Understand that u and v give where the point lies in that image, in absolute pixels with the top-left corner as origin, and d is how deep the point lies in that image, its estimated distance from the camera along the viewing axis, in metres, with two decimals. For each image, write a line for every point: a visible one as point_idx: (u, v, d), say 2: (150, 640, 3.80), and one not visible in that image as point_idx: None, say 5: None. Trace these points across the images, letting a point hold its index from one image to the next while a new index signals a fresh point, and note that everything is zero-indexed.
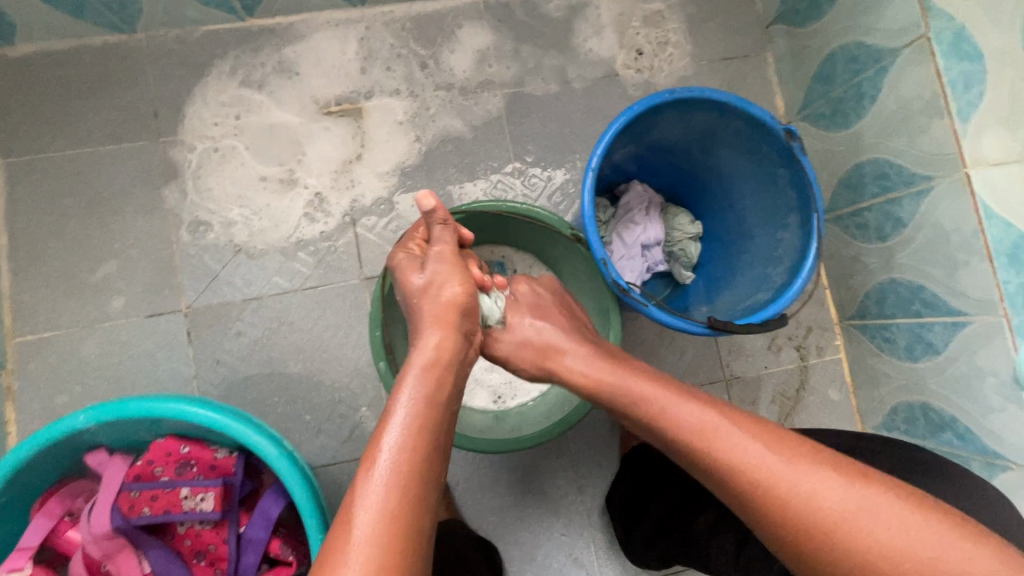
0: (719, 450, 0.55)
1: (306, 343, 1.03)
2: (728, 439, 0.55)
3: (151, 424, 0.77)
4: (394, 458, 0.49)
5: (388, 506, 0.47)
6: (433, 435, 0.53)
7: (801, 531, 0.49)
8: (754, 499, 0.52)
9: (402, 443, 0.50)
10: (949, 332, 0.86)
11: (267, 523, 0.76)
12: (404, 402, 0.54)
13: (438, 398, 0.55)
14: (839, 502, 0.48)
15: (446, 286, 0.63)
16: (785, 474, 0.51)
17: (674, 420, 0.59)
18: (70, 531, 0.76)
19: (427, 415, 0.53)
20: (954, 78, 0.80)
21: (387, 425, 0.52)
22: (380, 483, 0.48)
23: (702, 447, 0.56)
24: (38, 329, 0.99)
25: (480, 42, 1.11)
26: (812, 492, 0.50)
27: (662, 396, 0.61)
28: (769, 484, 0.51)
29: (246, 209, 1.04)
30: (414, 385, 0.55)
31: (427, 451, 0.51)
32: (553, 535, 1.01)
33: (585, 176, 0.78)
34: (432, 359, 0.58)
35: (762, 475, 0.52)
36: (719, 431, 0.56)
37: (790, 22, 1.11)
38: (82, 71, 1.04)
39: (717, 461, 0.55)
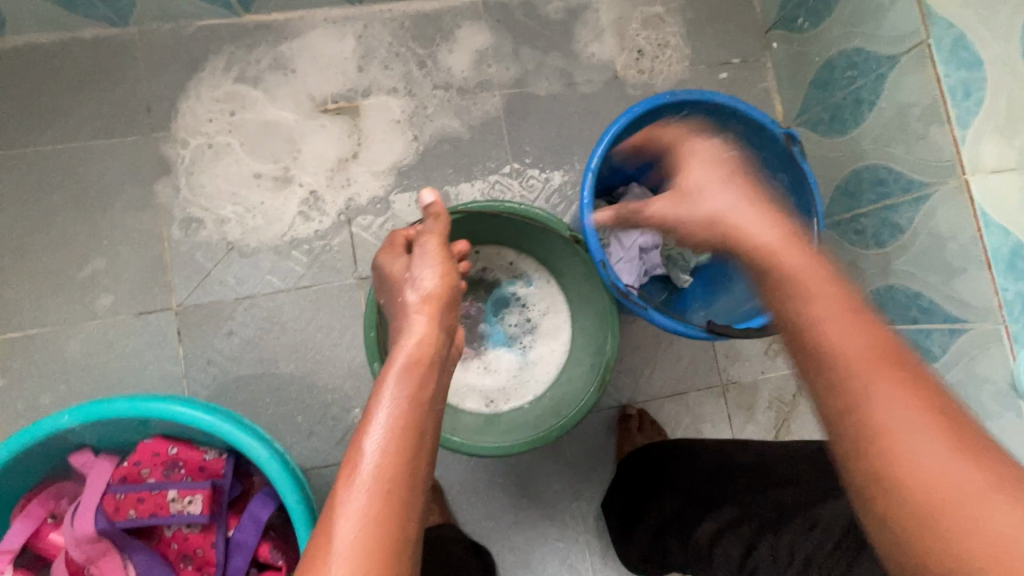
0: (845, 353, 0.47)
1: (299, 344, 1.01)
2: (858, 352, 0.47)
3: (138, 424, 0.75)
4: (376, 462, 0.46)
5: (372, 512, 0.44)
6: (416, 437, 0.49)
7: (873, 445, 0.43)
8: (841, 401, 0.46)
9: (386, 448, 0.47)
10: (947, 339, 0.85)
11: (256, 527, 0.75)
12: (386, 401, 0.50)
13: (422, 398, 0.51)
14: (944, 465, 0.40)
15: (432, 275, 0.60)
16: (899, 393, 0.44)
17: (821, 330, 0.50)
18: (53, 535, 0.74)
19: (410, 416, 0.50)
20: (953, 85, 0.80)
21: (369, 425, 0.49)
22: (362, 488, 0.45)
23: (826, 343, 0.49)
24: (24, 327, 0.97)
25: (479, 43, 1.10)
26: (909, 425, 0.42)
27: (828, 296, 0.53)
28: (880, 396, 0.44)
29: (239, 206, 1.02)
30: (397, 383, 0.51)
31: (411, 455, 0.47)
32: (547, 540, 1.00)
33: (586, 177, 0.78)
34: (414, 357, 0.54)
35: (876, 388, 0.44)
36: (858, 347, 0.47)
37: (788, 28, 1.11)
38: (73, 64, 1.02)
39: (831, 358, 0.48)
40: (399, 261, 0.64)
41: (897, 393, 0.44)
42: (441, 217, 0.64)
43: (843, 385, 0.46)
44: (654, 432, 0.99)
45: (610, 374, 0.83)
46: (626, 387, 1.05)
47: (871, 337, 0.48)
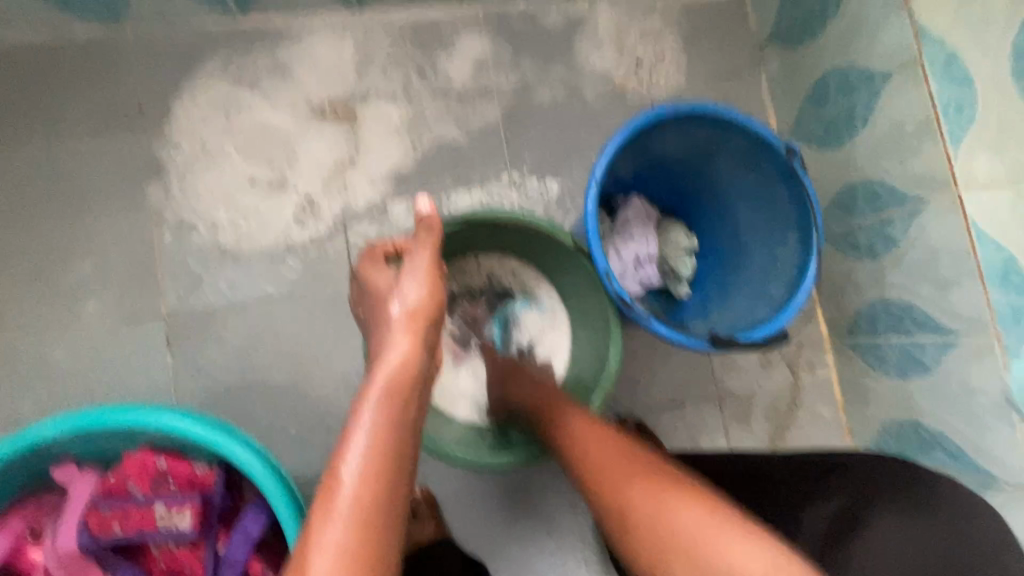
0: (604, 476, 0.60)
1: (292, 352, 0.99)
2: (612, 466, 0.61)
3: (126, 435, 0.72)
4: (355, 492, 0.43)
5: (350, 547, 0.40)
6: (397, 461, 0.46)
7: (663, 558, 0.51)
8: (619, 521, 0.56)
9: (366, 477, 0.44)
10: (940, 351, 0.87)
11: (247, 542, 0.72)
12: (364, 424, 0.47)
13: (404, 423, 0.48)
14: (687, 525, 0.50)
15: (420, 294, 0.58)
16: (639, 490, 0.56)
17: (591, 457, 0.63)
18: (35, 555, 0.71)
19: (392, 439, 0.47)
20: (946, 102, 0.82)
21: (347, 449, 0.45)
22: (341, 520, 0.42)
23: (596, 472, 0.61)
24: (4, 332, 0.94)
25: (479, 51, 1.11)
26: (659, 507, 0.53)
27: (566, 425, 0.71)
28: (631, 504, 0.55)
29: (233, 211, 1.00)
30: (377, 406, 0.48)
31: (393, 480, 0.45)
32: (544, 553, 0.98)
33: (590, 187, 0.77)
34: (396, 377, 0.51)
35: (637, 503, 0.55)
36: (608, 461, 0.62)
37: (783, 43, 1.13)
38: (64, 63, 1.00)
39: (600, 486, 0.60)
40: (385, 275, 0.62)
41: (639, 491, 0.55)
42: (434, 229, 0.62)
43: (617, 503, 0.57)
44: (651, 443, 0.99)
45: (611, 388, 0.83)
46: (624, 397, 1.04)
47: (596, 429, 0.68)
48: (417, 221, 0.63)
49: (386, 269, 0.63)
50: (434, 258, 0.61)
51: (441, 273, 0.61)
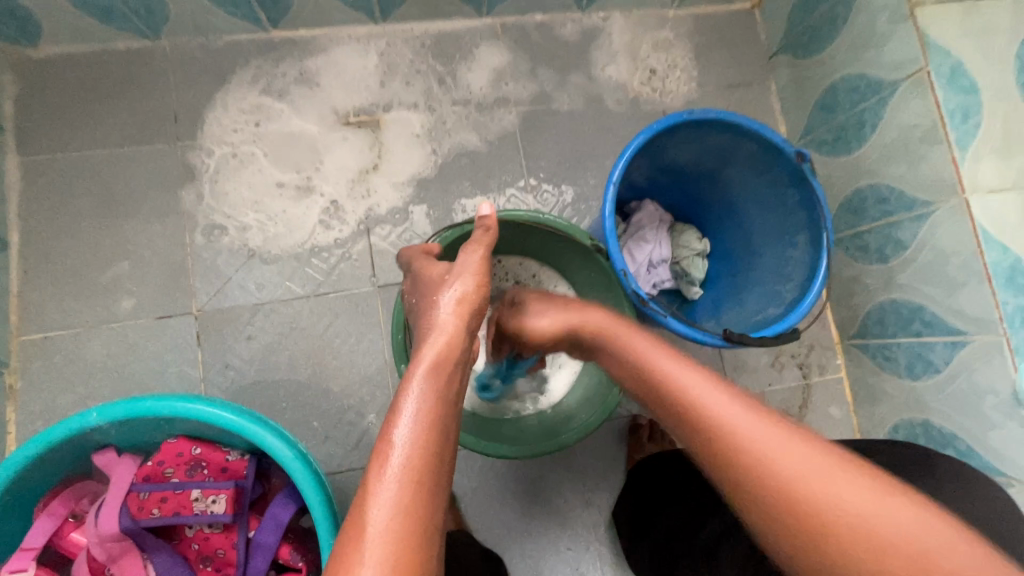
0: (722, 425, 0.43)
1: (317, 349, 1.03)
2: (732, 415, 0.43)
3: (163, 423, 0.76)
4: (405, 456, 0.46)
5: (402, 503, 0.43)
6: (444, 429, 0.49)
7: (765, 491, 0.40)
8: (731, 480, 0.42)
9: (416, 441, 0.47)
10: (949, 351, 0.88)
11: (277, 529, 0.75)
12: (412, 396, 0.50)
13: (449, 396, 0.52)
14: (797, 464, 0.40)
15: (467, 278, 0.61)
16: (781, 457, 0.40)
17: (649, 366, 0.50)
18: (75, 534, 0.75)
19: (438, 409, 0.50)
20: (952, 109, 0.84)
21: (398, 417, 0.49)
22: (393, 479, 0.44)
23: (701, 422, 0.44)
24: (45, 328, 0.98)
25: (497, 61, 1.15)
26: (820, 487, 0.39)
27: (644, 353, 0.52)
28: (773, 469, 0.40)
29: (261, 214, 1.05)
30: (423, 378, 0.52)
31: (440, 446, 0.48)
32: (559, 549, 1.00)
33: (607, 189, 0.80)
34: (440, 356, 0.54)
35: (735, 429, 0.43)
36: (724, 405, 0.44)
37: (792, 54, 1.16)
38: (105, 74, 1.05)
39: (707, 439, 0.44)
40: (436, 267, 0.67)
41: (783, 456, 0.40)
42: (490, 227, 0.65)
43: (733, 462, 0.42)
44: (664, 441, 1.01)
45: (630, 379, 0.82)
46: None
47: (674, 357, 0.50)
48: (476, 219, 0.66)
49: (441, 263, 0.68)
50: (488, 252, 0.64)
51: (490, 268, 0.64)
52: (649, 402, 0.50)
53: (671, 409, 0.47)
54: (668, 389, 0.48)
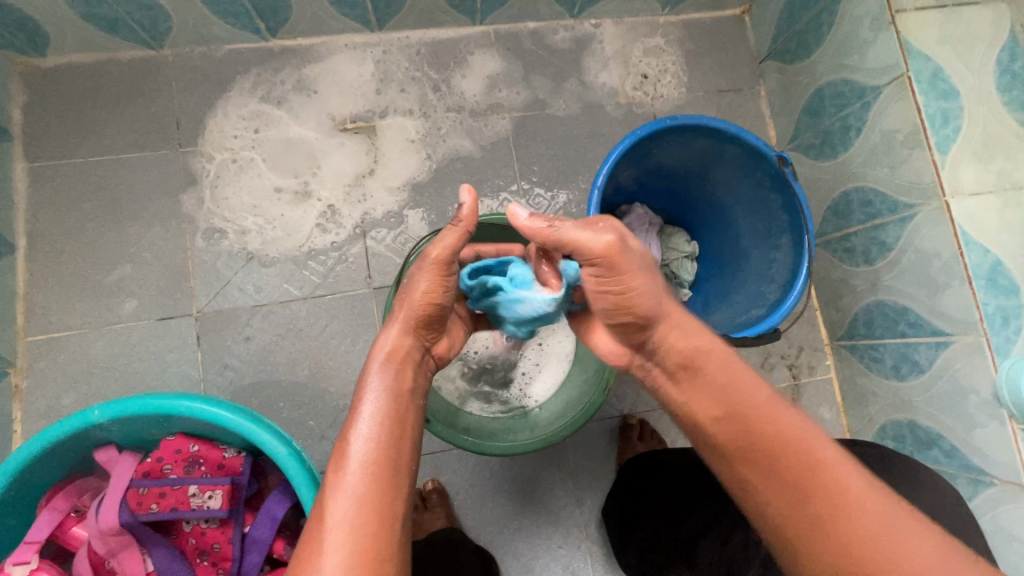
0: (865, 508, 0.48)
1: (314, 350, 1.05)
2: (867, 498, 0.49)
3: (162, 421, 0.78)
4: (362, 453, 0.53)
5: (359, 494, 0.51)
6: (397, 425, 0.57)
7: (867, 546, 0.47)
8: (855, 555, 0.47)
9: (370, 436, 0.55)
10: (933, 351, 0.90)
11: (272, 523, 0.78)
12: (369, 396, 0.58)
13: (401, 393, 0.60)
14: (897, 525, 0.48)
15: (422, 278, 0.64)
16: (918, 545, 0.47)
17: (768, 417, 0.54)
18: (76, 528, 0.77)
19: (391, 407, 0.58)
20: (933, 113, 0.86)
21: (357, 417, 0.57)
22: (354, 471, 0.52)
23: (841, 499, 0.49)
24: (50, 329, 1.01)
25: (491, 69, 1.17)
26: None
27: (765, 407, 0.55)
28: (905, 556, 0.46)
29: (260, 218, 1.07)
30: (377, 378, 0.60)
31: (394, 440, 0.55)
32: (550, 547, 1.02)
33: (591, 193, 0.83)
34: (390, 355, 0.62)
35: (851, 487, 0.49)
36: (860, 488, 0.49)
37: (781, 60, 1.18)
38: (109, 82, 1.08)
39: (843, 510, 0.49)
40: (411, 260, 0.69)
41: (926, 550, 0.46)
42: (460, 226, 0.62)
43: (868, 544, 0.47)
44: (654, 441, 1.03)
45: (614, 377, 0.86)
46: (627, 396, 1.09)
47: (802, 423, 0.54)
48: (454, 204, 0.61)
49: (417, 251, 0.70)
50: (451, 256, 0.63)
51: (450, 272, 0.64)
52: (765, 461, 0.53)
53: (807, 478, 0.51)
54: (801, 455, 0.52)
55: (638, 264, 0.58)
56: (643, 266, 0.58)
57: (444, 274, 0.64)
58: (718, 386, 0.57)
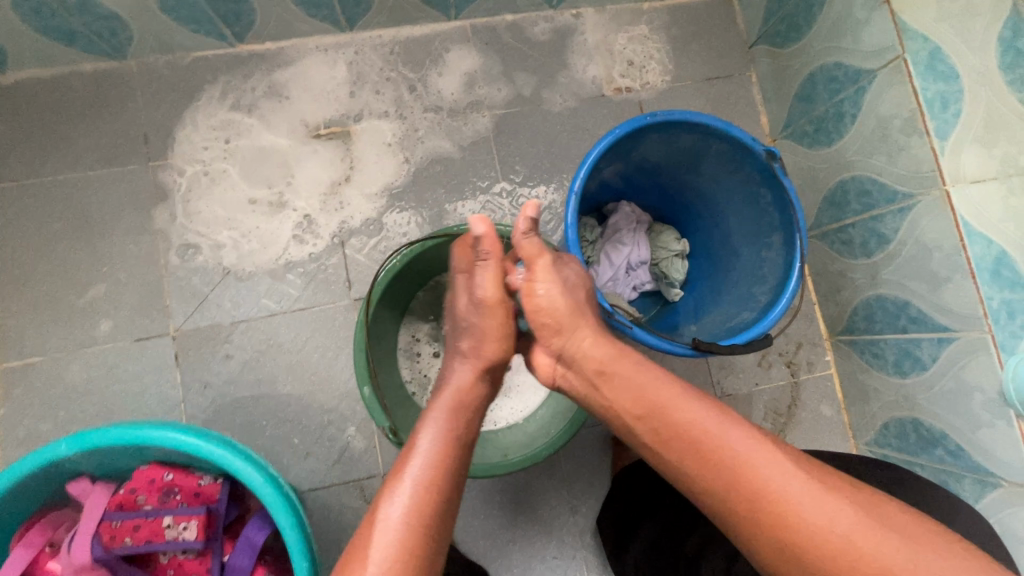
0: (767, 483, 0.50)
1: (296, 366, 1.02)
2: (783, 476, 0.50)
3: (135, 451, 0.76)
4: (407, 496, 0.53)
5: (408, 530, 0.50)
6: (453, 472, 0.56)
7: (771, 518, 0.49)
8: (787, 538, 0.48)
9: (417, 483, 0.53)
10: (936, 348, 0.86)
11: (251, 551, 0.75)
12: (428, 435, 0.58)
13: (459, 439, 0.59)
14: (799, 493, 0.49)
15: (494, 318, 0.67)
16: (842, 515, 0.47)
17: (676, 412, 0.57)
18: (51, 563, 0.75)
19: (448, 451, 0.57)
20: (931, 98, 0.81)
21: (411, 455, 0.56)
22: (394, 518, 0.51)
23: (742, 475, 0.51)
24: (24, 354, 0.99)
25: (468, 65, 1.13)
26: (876, 541, 0.46)
27: (672, 402, 0.57)
28: (833, 530, 0.47)
29: (235, 231, 1.04)
30: (439, 422, 0.60)
31: (446, 490, 0.54)
32: (544, 557, 1.00)
33: (569, 198, 0.78)
34: (458, 402, 0.63)
35: (752, 464, 0.51)
36: (776, 467, 0.51)
37: (771, 43, 1.13)
38: (74, 97, 1.05)
39: (748, 488, 0.51)
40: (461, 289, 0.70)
41: (846, 516, 0.47)
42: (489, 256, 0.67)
43: (799, 523, 0.48)
44: None
45: None
46: None
47: (709, 409, 0.56)
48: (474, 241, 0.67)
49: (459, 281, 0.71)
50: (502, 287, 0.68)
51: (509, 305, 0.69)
52: (676, 453, 0.56)
53: (725, 469, 0.52)
54: (714, 446, 0.53)
55: (553, 272, 0.67)
56: (565, 284, 0.67)
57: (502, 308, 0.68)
58: (632, 387, 0.60)
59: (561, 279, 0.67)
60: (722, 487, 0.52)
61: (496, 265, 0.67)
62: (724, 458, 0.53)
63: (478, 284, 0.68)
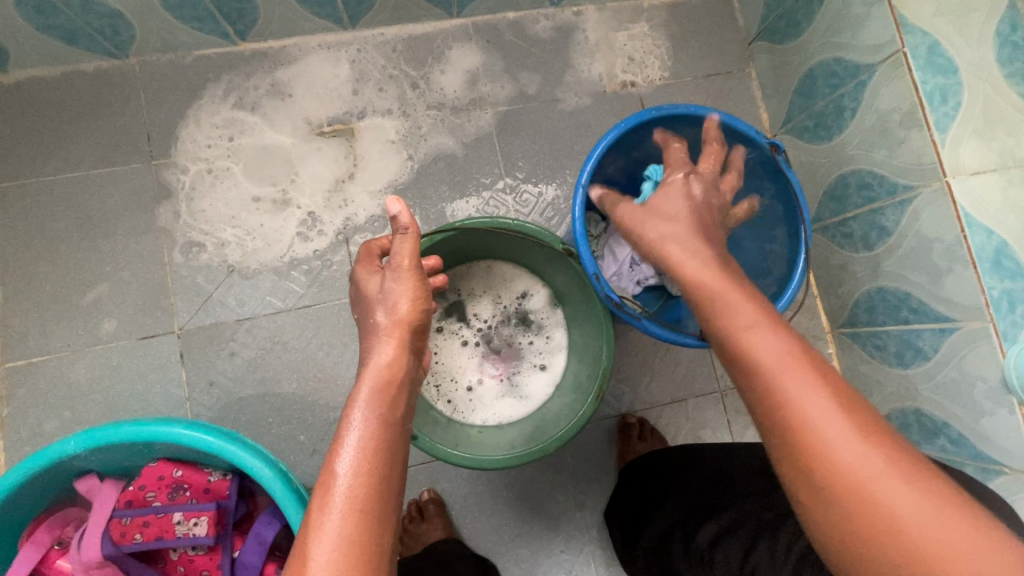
0: (818, 420, 0.44)
1: (302, 363, 1.02)
2: (841, 433, 0.43)
3: (143, 448, 0.76)
4: (350, 483, 0.46)
5: (349, 534, 0.43)
6: (390, 457, 0.48)
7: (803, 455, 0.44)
8: (813, 474, 0.43)
9: (358, 472, 0.46)
10: (937, 338, 0.87)
11: (261, 547, 0.75)
12: (356, 423, 0.50)
13: (391, 422, 0.51)
14: (849, 449, 0.42)
15: (406, 289, 0.59)
16: (891, 479, 0.41)
17: (748, 335, 0.50)
18: (60, 561, 0.75)
19: (384, 436, 0.50)
20: (930, 91, 0.82)
21: (341, 445, 0.48)
22: (337, 512, 0.44)
23: (796, 405, 0.45)
24: (29, 354, 0.98)
25: (470, 63, 1.13)
26: (921, 517, 0.39)
27: (749, 327, 0.50)
28: (863, 485, 0.41)
29: (239, 229, 1.04)
30: (368, 405, 0.51)
31: (386, 477, 0.47)
32: (552, 552, 1.00)
33: (576, 193, 0.79)
34: (382, 381, 0.53)
35: (810, 401, 0.44)
36: (826, 410, 0.44)
37: (770, 40, 1.14)
38: (75, 96, 1.04)
39: (796, 417, 0.44)
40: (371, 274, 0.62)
41: (894, 483, 0.40)
42: (410, 231, 0.60)
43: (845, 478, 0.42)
44: (654, 440, 1.00)
45: (605, 384, 0.84)
46: (625, 395, 1.06)
47: (792, 346, 0.48)
48: (388, 220, 0.60)
49: (373, 268, 0.63)
50: (416, 258, 0.60)
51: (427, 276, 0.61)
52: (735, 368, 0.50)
53: (775, 405, 0.46)
54: (773, 374, 0.47)
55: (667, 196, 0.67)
56: (675, 208, 0.66)
57: (421, 279, 0.60)
58: (722, 307, 0.53)
59: (672, 202, 0.67)
60: (770, 424, 0.46)
61: (418, 238, 0.60)
62: (781, 386, 0.46)
63: (394, 257, 0.60)
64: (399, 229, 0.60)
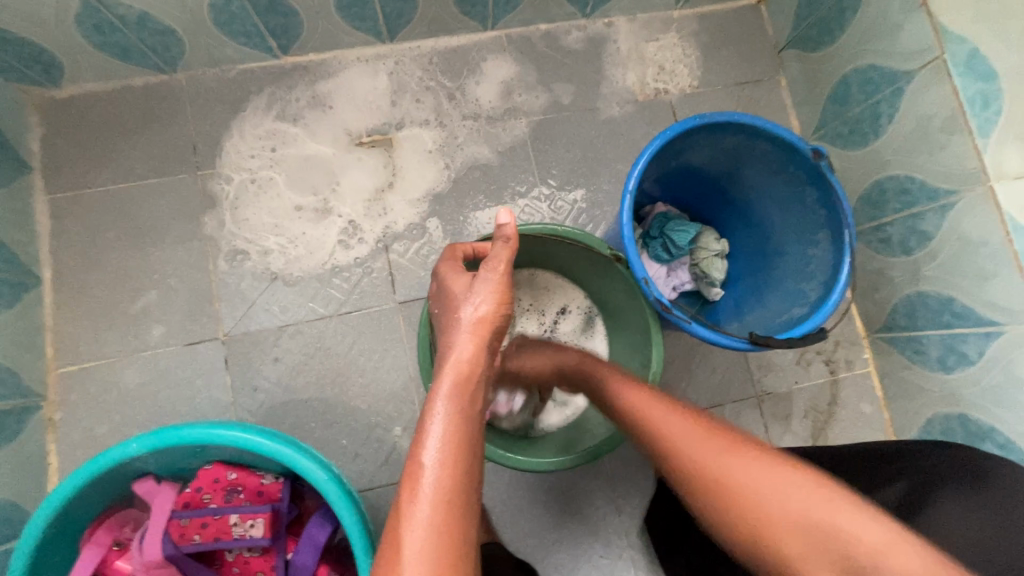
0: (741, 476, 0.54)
1: (342, 368, 1.04)
2: (761, 475, 0.53)
3: (199, 450, 0.78)
4: (436, 473, 0.47)
5: (436, 522, 0.45)
6: (469, 450, 0.50)
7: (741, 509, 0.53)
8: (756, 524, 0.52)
9: (443, 461, 0.48)
10: (982, 342, 0.87)
11: (315, 549, 0.76)
12: (439, 415, 0.51)
13: (472, 415, 0.52)
14: (770, 491, 0.52)
15: (490, 290, 0.60)
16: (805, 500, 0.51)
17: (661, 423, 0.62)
18: (119, 562, 0.77)
19: (464, 427, 0.51)
20: (971, 96, 0.83)
21: (426, 433, 0.50)
22: (426, 500, 0.46)
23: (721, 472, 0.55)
24: (80, 360, 1.01)
25: (505, 73, 1.16)
26: (842, 527, 0.48)
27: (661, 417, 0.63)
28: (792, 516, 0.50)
29: (282, 237, 1.07)
30: (449, 398, 0.52)
31: (466, 469, 0.49)
32: (592, 557, 1.00)
33: (623, 199, 0.80)
34: (460, 374, 0.54)
35: (726, 461, 0.56)
36: (741, 465, 0.55)
37: (801, 48, 1.15)
38: (126, 110, 1.08)
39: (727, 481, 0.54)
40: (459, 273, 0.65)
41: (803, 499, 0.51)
42: (510, 242, 0.61)
43: (758, 515, 0.52)
44: None
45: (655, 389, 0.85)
46: None
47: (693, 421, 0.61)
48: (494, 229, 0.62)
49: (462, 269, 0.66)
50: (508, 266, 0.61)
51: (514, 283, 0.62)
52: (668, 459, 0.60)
53: (713, 477, 0.56)
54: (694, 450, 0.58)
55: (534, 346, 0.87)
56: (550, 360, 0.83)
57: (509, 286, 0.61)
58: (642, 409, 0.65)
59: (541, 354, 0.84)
60: (703, 492, 0.56)
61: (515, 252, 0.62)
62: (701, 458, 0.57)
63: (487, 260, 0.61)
64: (499, 239, 0.62)
